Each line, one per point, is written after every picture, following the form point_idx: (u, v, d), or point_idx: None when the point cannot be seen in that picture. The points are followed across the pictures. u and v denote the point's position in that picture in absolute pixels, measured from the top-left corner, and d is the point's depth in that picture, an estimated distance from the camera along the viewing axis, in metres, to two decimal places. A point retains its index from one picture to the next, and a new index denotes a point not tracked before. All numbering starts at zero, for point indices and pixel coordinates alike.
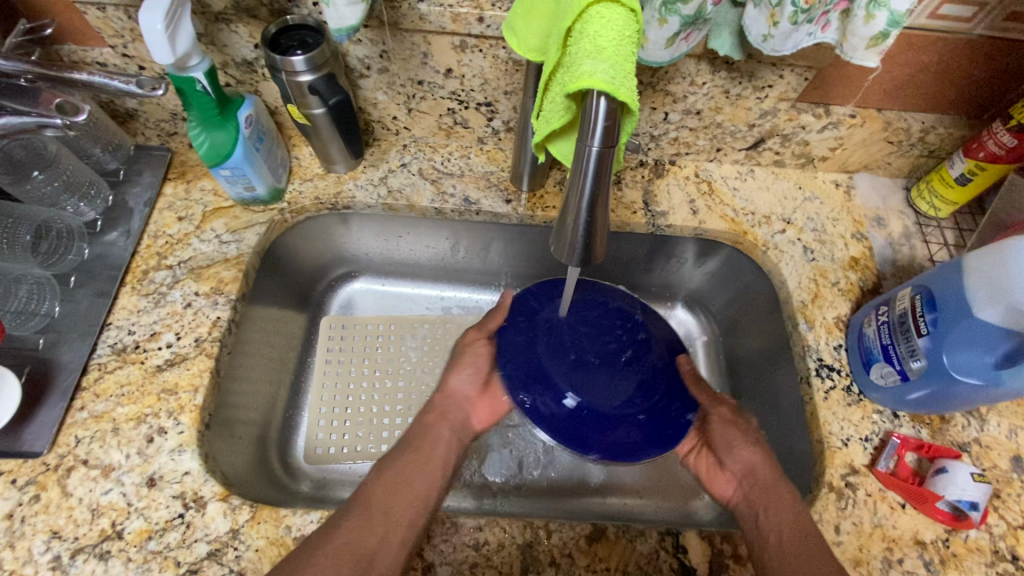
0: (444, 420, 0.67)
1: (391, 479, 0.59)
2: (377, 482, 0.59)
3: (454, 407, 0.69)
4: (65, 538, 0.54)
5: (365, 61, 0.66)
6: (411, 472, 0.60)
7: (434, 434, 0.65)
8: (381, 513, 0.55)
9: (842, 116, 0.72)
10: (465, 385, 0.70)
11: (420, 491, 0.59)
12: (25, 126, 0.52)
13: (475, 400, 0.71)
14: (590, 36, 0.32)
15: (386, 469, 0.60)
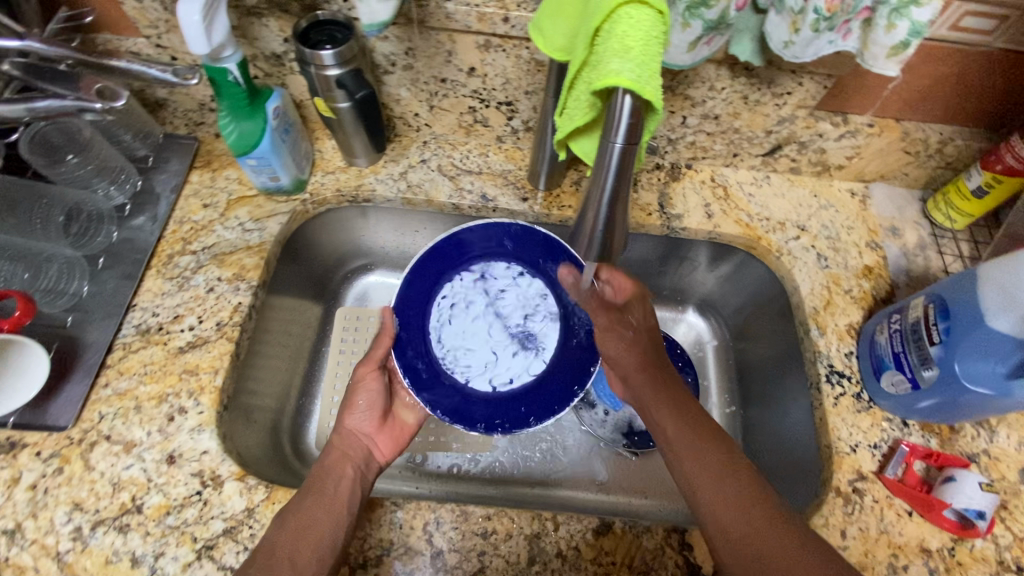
0: (346, 458, 0.62)
1: (295, 528, 0.52)
2: (279, 531, 0.52)
3: (354, 443, 0.64)
4: (87, 510, 0.55)
5: (391, 57, 0.68)
6: (313, 511, 0.54)
7: (335, 473, 0.59)
8: (286, 559, 0.50)
9: (860, 126, 0.73)
10: (364, 421, 0.66)
11: (329, 527, 0.53)
12: (65, 109, 0.55)
13: (377, 435, 0.66)
14: (617, 36, 0.33)
15: (287, 518, 0.53)
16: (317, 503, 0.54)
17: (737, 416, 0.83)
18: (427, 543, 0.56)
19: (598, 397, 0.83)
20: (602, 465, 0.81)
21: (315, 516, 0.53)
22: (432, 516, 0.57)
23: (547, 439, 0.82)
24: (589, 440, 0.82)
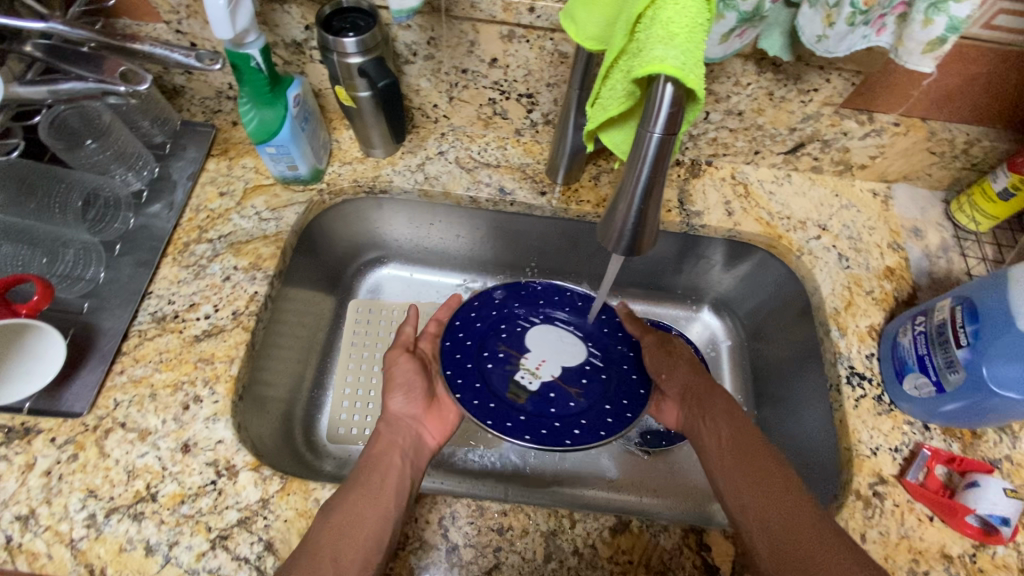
0: (393, 446, 0.60)
1: (341, 520, 0.51)
2: (324, 524, 0.51)
3: (403, 428, 0.64)
4: (101, 497, 0.55)
5: (412, 47, 0.67)
6: (360, 508, 0.53)
7: (384, 464, 0.58)
8: (331, 557, 0.49)
9: (886, 124, 0.71)
10: (409, 406, 0.65)
11: (374, 525, 0.52)
12: (89, 92, 0.54)
13: (423, 418, 0.66)
14: (662, 22, 0.33)
15: (331, 512, 0.52)
16: (363, 498, 0.53)
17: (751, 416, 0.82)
18: (443, 538, 0.56)
19: None
20: (613, 463, 0.80)
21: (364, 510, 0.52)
22: (448, 510, 0.57)
23: None
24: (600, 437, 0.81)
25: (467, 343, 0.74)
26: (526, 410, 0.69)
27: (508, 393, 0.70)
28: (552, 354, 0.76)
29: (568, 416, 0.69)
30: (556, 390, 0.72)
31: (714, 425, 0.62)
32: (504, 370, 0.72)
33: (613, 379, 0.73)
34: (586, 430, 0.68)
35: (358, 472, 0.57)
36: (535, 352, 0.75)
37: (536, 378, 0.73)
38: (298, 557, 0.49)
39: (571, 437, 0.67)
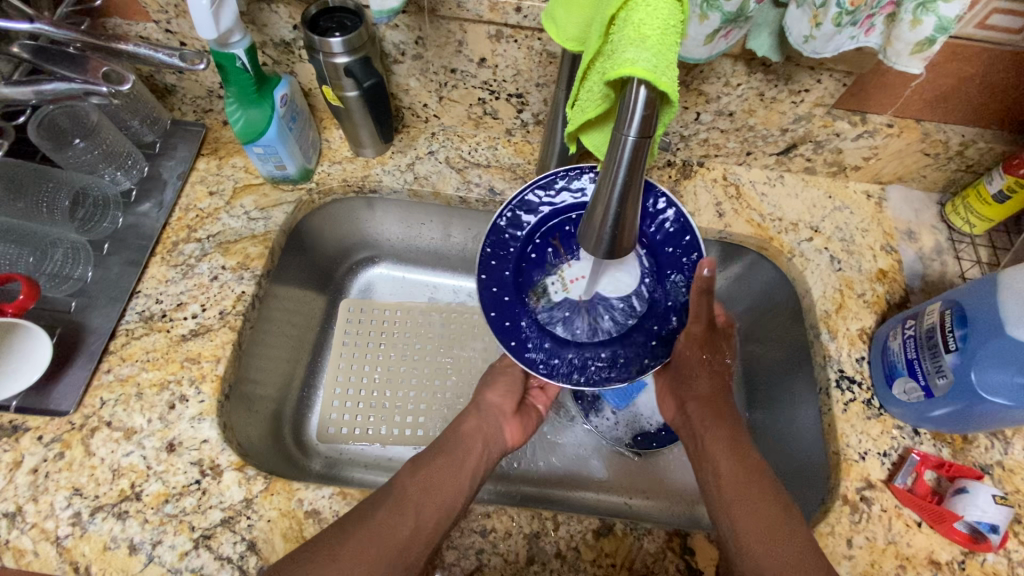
0: (479, 432, 0.65)
1: (426, 480, 0.56)
2: (412, 479, 0.57)
3: (490, 420, 0.67)
4: (86, 496, 0.55)
5: (400, 46, 0.67)
6: (441, 475, 0.57)
7: (467, 445, 0.62)
8: (414, 509, 0.53)
9: (879, 125, 0.71)
10: (503, 402, 0.69)
11: (449, 495, 0.56)
12: (72, 92, 0.54)
13: (511, 419, 0.69)
14: (634, 24, 0.32)
15: (419, 472, 0.57)
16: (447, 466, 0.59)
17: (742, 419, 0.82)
18: None
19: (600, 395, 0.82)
20: (603, 464, 0.80)
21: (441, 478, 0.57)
22: None
23: (549, 436, 0.81)
24: (591, 438, 0.81)
25: (526, 220, 0.67)
26: (534, 313, 0.66)
27: (531, 292, 0.67)
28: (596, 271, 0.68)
29: (564, 344, 0.65)
30: (569, 309, 0.67)
31: (716, 441, 0.60)
32: (542, 265, 0.68)
33: (631, 330, 0.65)
34: (570, 362, 0.64)
35: (444, 443, 0.62)
36: (584, 263, 0.68)
37: (562, 291, 0.67)
38: (380, 504, 0.53)
39: (548, 358, 0.64)
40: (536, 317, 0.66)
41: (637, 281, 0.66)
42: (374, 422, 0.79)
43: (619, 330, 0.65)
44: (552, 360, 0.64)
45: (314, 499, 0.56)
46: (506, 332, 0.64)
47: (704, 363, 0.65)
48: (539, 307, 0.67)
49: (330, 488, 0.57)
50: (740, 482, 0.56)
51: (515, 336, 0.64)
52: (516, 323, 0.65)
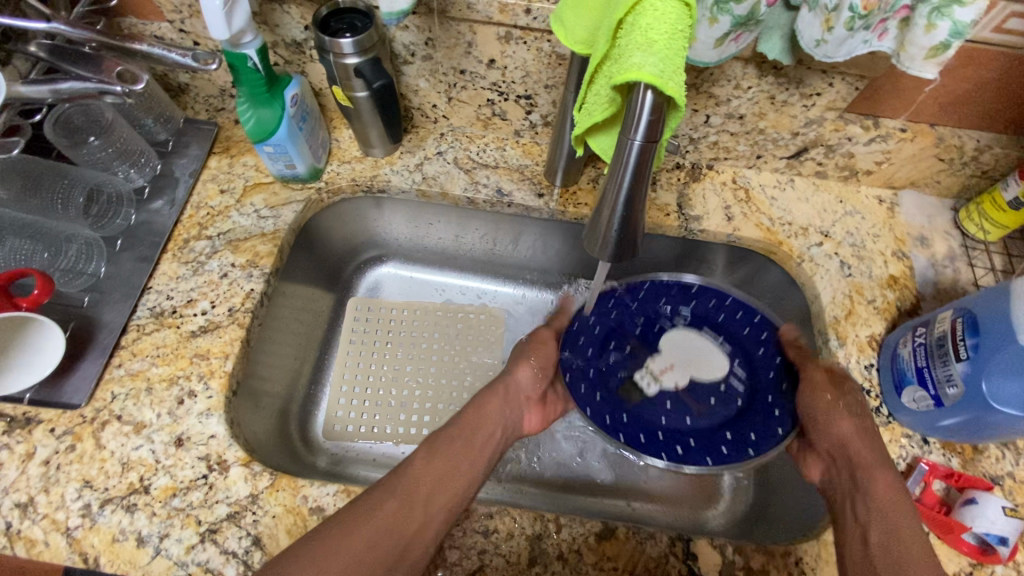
0: (498, 415, 0.65)
1: (439, 466, 0.58)
2: (425, 464, 0.57)
3: (514, 405, 0.67)
4: (96, 488, 0.56)
5: (411, 47, 0.67)
6: (454, 463, 0.58)
7: (485, 428, 0.63)
8: (424, 499, 0.54)
9: (891, 130, 0.70)
10: (533, 385, 0.69)
11: (462, 486, 0.57)
12: (88, 91, 0.55)
13: (534, 405, 0.70)
14: (641, 29, 0.32)
15: (433, 457, 0.58)
16: (454, 443, 0.60)
17: None
18: None
19: None
20: (607, 466, 0.80)
21: (446, 453, 0.59)
22: None
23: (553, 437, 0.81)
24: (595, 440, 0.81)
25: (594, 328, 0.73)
26: (632, 409, 0.68)
27: (622, 386, 0.69)
28: (683, 362, 0.71)
29: (677, 425, 0.66)
30: (671, 401, 0.69)
31: (876, 510, 0.54)
32: (625, 363, 0.71)
33: (741, 414, 0.67)
34: (694, 448, 0.64)
35: (462, 422, 0.63)
36: (670, 357, 0.71)
37: (655, 384, 0.69)
38: (392, 490, 0.54)
39: (667, 444, 0.64)
40: (636, 411, 0.67)
41: (728, 367, 0.70)
42: (380, 419, 0.79)
43: (729, 412, 0.67)
44: (674, 447, 0.64)
45: (319, 496, 0.57)
46: (609, 429, 0.65)
47: (835, 411, 0.61)
48: (635, 404, 0.68)
49: (335, 486, 0.58)
50: (897, 555, 0.50)
51: (622, 428, 0.66)
52: (621, 421, 0.66)
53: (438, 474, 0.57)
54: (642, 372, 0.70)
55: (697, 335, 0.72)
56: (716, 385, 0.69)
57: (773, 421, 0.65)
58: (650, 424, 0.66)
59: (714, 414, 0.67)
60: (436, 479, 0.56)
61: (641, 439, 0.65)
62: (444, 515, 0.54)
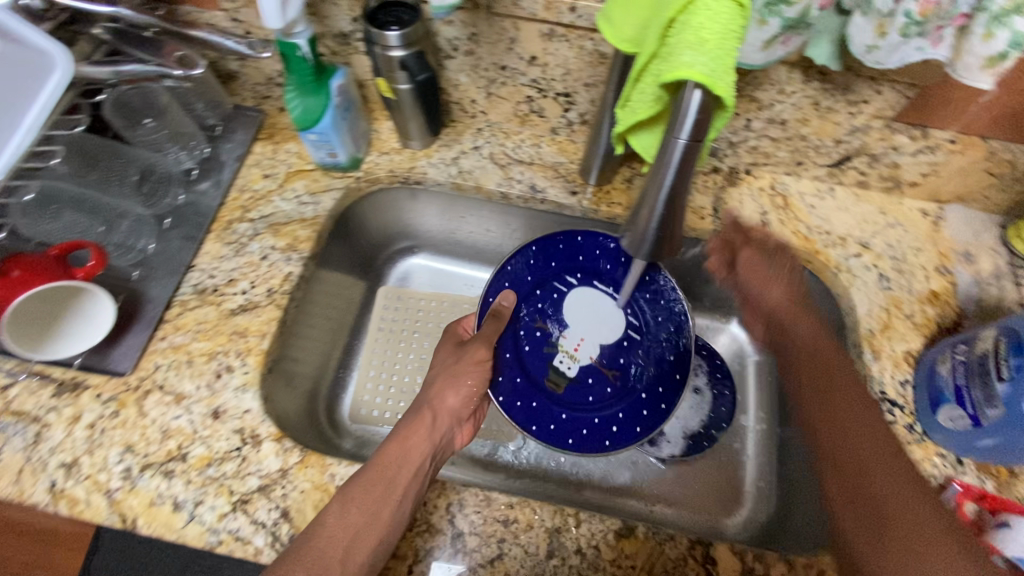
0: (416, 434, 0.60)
1: (354, 506, 0.53)
2: (340, 505, 0.52)
3: (439, 423, 0.63)
4: (137, 453, 0.59)
5: (454, 42, 0.68)
6: (371, 498, 0.53)
7: (405, 452, 0.58)
8: (341, 547, 0.50)
9: (942, 141, 0.68)
10: (460, 401, 0.65)
11: (388, 518, 0.52)
12: (149, 73, 0.57)
13: (461, 419, 0.66)
14: (693, 28, 0.32)
15: (347, 499, 0.53)
16: (379, 480, 0.54)
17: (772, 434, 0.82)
18: (450, 523, 0.57)
19: None
20: (625, 468, 0.81)
21: (371, 488, 0.54)
22: (456, 498, 0.58)
23: None
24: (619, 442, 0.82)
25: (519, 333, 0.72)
26: (563, 400, 0.70)
27: (546, 378, 0.71)
28: (585, 329, 0.74)
29: (608, 407, 0.70)
30: (595, 376, 0.72)
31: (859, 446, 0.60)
32: (541, 353, 0.72)
33: (650, 358, 0.73)
34: (623, 424, 0.68)
35: (378, 452, 0.58)
36: (575, 330, 0.75)
37: (573, 363, 0.72)
38: (303, 541, 0.50)
39: (604, 432, 0.67)
40: (566, 403, 0.70)
41: (619, 314, 0.75)
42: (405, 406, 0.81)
43: (644, 377, 0.72)
44: (609, 427, 0.68)
45: (345, 475, 0.59)
46: (555, 436, 0.67)
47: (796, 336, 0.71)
48: (562, 392, 0.70)
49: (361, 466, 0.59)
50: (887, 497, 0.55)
51: (568, 430, 0.67)
52: (559, 421, 0.68)
53: (366, 512, 0.52)
54: (560, 357, 0.73)
55: (592, 294, 0.76)
56: (616, 342, 0.74)
57: (677, 366, 0.70)
58: (579, 396, 0.71)
59: (628, 376, 0.73)
60: (365, 517, 0.52)
61: (581, 434, 0.67)
62: (385, 531, 0.52)
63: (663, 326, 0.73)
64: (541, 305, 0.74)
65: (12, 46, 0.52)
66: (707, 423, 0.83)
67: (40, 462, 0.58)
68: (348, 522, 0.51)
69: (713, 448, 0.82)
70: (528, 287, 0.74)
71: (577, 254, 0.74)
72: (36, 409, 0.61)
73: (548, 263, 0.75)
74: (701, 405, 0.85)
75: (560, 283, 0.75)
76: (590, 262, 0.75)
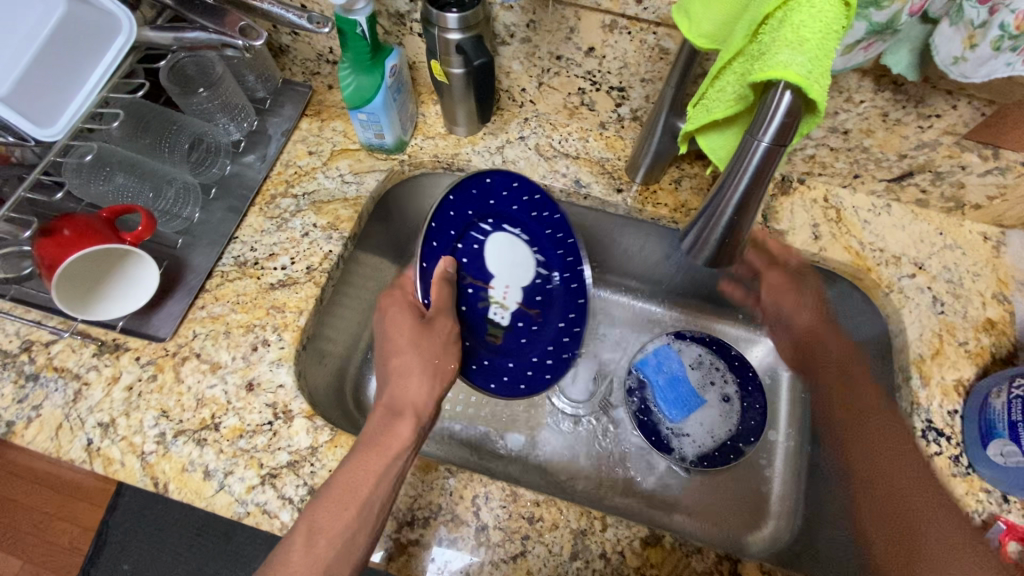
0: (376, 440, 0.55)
1: (321, 529, 0.49)
2: (306, 531, 0.49)
3: (401, 420, 0.57)
4: (172, 418, 0.60)
5: (511, 28, 0.67)
6: (336, 520, 0.49)
7: (368, 464, 0.52)
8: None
9: (1013, 162, 0.65)
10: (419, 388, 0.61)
11: (359, 539, 0.49)
12: (210, 41, 0.57)
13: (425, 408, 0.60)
14: (793, 25, 0.31)
15: (311, 524, 0.49)
16: (344, 500, 0.50)
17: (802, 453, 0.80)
18: (474, 515, 0.56)
19: (656, 405, 0.83)
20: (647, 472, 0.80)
21: (340, 513, 0.49)
22: (482, 490, 0.58)
23: (601, 435, 0.82)
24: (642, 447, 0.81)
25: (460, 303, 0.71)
26: (502, 348, 0.74)
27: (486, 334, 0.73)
28: (509, 274, 0.74)
29: (538, 340, 0.75)
30: (522, 319, 0.75)
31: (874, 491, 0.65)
32: (474, 310, 0.72)
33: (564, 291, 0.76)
34: (556, 355, 0.75)
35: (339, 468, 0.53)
36: (501, 279, 0.73)
37: (505, 313, 0.74)
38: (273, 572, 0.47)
39: (545, 378, 0.74)
40: (506, 351, 0.74)
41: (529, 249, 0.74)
42: None
43: (556, 302, 0.76)
44: (546, 373, 0.74)
45: None
46: (515, 388, 0.72)
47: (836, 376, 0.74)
48: (500, 342, 0.74)
49: None
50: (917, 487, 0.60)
51: (516, 375, 0.73)
52: (509, 369, 0.73)
53: (338, 539, 0.49)
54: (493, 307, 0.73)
55: (507, 241, 0.73)
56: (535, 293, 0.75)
57: (579, 292, 0.75)
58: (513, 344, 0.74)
59: (547, 325, 0.76)
60: (335, 545, 0.48)
61: (525, 379, 0.73)
62: (366, 544, 0.50)
63: (564, 259, 0.75)
64: (465, 261, 0.71)
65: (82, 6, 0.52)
66: (735, 435, 0.81)
67: (78, 420, 0.59)
68: (319, 554, 0.48)
69: (738, 462, 0.79)
70: (449, 241, 0.69)
71: (491, 197, 0.71)
72: (77, 367, 0.62)
73: (466, 210, 0.70)
74: (731, 415, 0.83)
75: (477, 232, 0.72)
76: (508, 214, 0.73)
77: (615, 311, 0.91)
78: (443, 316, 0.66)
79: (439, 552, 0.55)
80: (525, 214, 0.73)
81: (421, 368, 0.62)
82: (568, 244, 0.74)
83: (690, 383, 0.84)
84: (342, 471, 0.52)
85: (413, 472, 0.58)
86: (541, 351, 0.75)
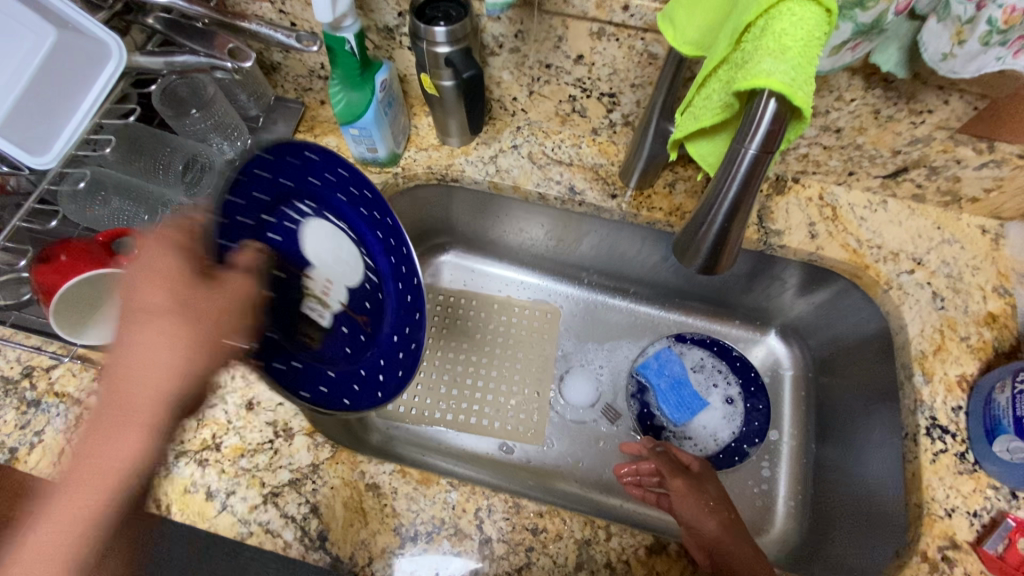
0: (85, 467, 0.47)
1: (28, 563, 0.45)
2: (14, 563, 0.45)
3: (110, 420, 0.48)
4: (173, 440, 0.59)
5: (499, 39, 0.67)
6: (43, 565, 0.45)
7: (76, 491, 0.47)
8: None
9: (1008, 155, 0.64)
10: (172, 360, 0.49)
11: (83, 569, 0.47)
12: (200, 65, 0.58)
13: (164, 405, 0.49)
14: (774, 34, 0.31)
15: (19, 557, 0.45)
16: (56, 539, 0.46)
17: (806, 452, 0.80)
18: (478, 529, 0.56)
19: (660, 408, 0.84)
20: None
21: (52, 560, 0.46)
22: (485, 502, 0.57)
23: (602, 436, 0.82)
24: None
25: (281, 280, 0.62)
26: (323, 358, 0.64)
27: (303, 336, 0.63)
28: (330, 263, 0.66)
29: (359, 358, 0.67)
30: (348, 323, 0.68)
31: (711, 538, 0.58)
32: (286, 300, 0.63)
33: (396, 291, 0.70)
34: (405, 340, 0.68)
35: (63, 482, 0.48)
36: (319, 266, 0.65)
37: (325, 312, 0.65)
38: None
39: (387, 369, 0.67)
40: (326, 360, 0.64)
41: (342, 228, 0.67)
42: (431, 403, 0.83)
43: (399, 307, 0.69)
44: (411, 344, 0.67)
45: (375, 473, 0.58)
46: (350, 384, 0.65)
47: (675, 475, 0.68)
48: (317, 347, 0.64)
49: (392, 465, 0.59)
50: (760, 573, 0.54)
51: (336, 382, 0.64)
52: (329, 381, 0.63)
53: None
54: (310, 300, 0.64)
55: (325, 226, 0.65)
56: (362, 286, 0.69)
57: (414, 305, 0.69)
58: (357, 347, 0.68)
59: (385, 325, 0.70)
60: None
61: (350, 390, 0.64)
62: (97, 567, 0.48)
63: (384, 242, 0.69)
64: (276, 238, 0.61)
65: (72, 36, 0.52)
66: (740, 437, 0.82)
67: None
68: None
69: (745, 464, 0.80)
70: (255, 211, 0.59)
71: (307, 174, 0.63)
72: (78, 391, 0.62)
73: (274, 183, 0.60)
74: (734, 416, 0.83)
75: (291, 210, 0.63)
76: (296, 177, 0.62)
77: (617, 316, 0.91)
78: (232, 273, 0.53)
79: (401, 564, 0.54)
80: (330, 192, 0.65)
81: (189, 335, 0.49)
82: (386, 223, 0.68)
83: (693, 385, 0.85)
84: (55, 502, 0.47)
85: (416, 486, 0.58)
86: (382, 355, 0.68)
